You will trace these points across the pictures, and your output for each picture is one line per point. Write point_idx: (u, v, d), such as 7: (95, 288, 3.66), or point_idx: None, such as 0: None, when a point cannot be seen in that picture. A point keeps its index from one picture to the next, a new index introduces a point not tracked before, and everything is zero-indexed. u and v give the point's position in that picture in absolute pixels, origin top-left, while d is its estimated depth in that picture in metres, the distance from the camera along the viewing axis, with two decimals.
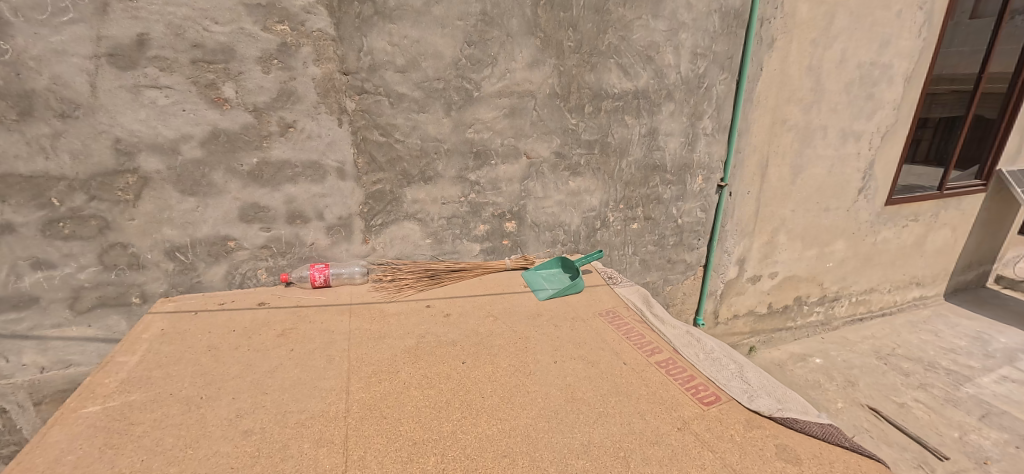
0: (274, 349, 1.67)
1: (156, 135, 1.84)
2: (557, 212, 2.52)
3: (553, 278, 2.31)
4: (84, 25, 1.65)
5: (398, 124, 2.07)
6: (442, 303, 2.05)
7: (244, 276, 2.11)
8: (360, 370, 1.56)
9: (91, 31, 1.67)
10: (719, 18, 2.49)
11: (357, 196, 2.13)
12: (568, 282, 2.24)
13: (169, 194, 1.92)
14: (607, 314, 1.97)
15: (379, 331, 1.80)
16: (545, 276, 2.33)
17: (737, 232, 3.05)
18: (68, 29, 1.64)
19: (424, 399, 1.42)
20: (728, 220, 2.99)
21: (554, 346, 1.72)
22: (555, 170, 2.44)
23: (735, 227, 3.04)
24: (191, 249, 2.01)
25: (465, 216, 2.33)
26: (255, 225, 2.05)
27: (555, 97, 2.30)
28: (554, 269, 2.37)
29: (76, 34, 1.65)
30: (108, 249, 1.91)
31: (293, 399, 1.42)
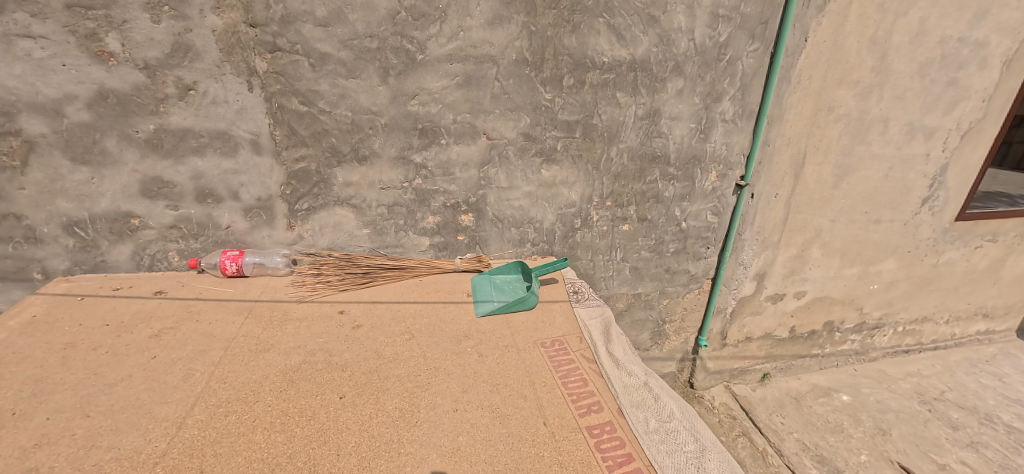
0: (136, 355, 1.43)
1: (36, 93, 1.54)
2: (526, 206, 2.11)
3: (506, 287, 1.92)
4: None
5: (322, 90, 1.71)
6: (361, 309, 1.73)
7: (153, 258, 1.84)
8: (215, 397, 1.30)
9: None
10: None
11: (277, 175, 1.80)
12: (520, 294, 1.86)
13: (58, 163, 1.64)
14: (549, 346, 1.60)
15: (267, 341, 1.53)
16: (499, 283, 1.94)
17: (757, 242, 2.52)
18: None
19: (265, 452, 1.15)
20: (746, 227, 2.46)
21: (463, 389, 1.39)
22: (523, 155, 2.02)
23: (756, 236, 2.50)
24: (91, 225, 1.75)
25: (410, 205, 1.97)
26: (160, 203, 1.76)
27: (523, 64, 1.87)
28: (512, 274, 1.97)
29: None
30: (0, 220, 1.67)
31: (114, 431, 1.18)
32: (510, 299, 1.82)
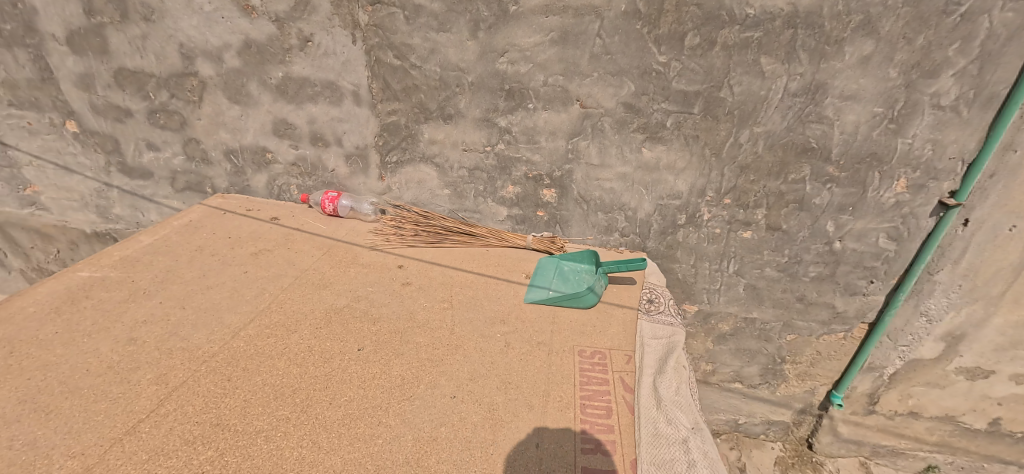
0: (235, 266, 1.71)
1: (205, 41, 1.84)
2: (618, 189, 1.83)
3: (572, 276, 1.72)
4: None
5: (414, 44, 1.69)
6: (419, 267, 1.75)
7: (280, 188, 2.13)
8: (269, 318, 1.49)
9: None
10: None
11: (372, 126, 1.87)
12: (581, 287, 1.64)
13: (220, 100, 1.95)
14: (587, 357, 1.38)
15: (329, 280, 1.67)
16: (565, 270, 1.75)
17: (958, 291, 1.79)
18: None
19: (278, 379, 1.29)
20: (940, 266, 1.77)
21: (470, 377, 1.31)
22: (622, 129, 1.72)
23: (956, 283, 1.78)
24: (240, 154, 2.07)
25: (491, 171, 1.88)
26: (285, 142, 1.99)
27: (634, 17, 1.54)
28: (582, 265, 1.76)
29: None
30: (188, 143, 2.10)
31: (193, 325, 1.45)
32: (568, 290, 1.63)
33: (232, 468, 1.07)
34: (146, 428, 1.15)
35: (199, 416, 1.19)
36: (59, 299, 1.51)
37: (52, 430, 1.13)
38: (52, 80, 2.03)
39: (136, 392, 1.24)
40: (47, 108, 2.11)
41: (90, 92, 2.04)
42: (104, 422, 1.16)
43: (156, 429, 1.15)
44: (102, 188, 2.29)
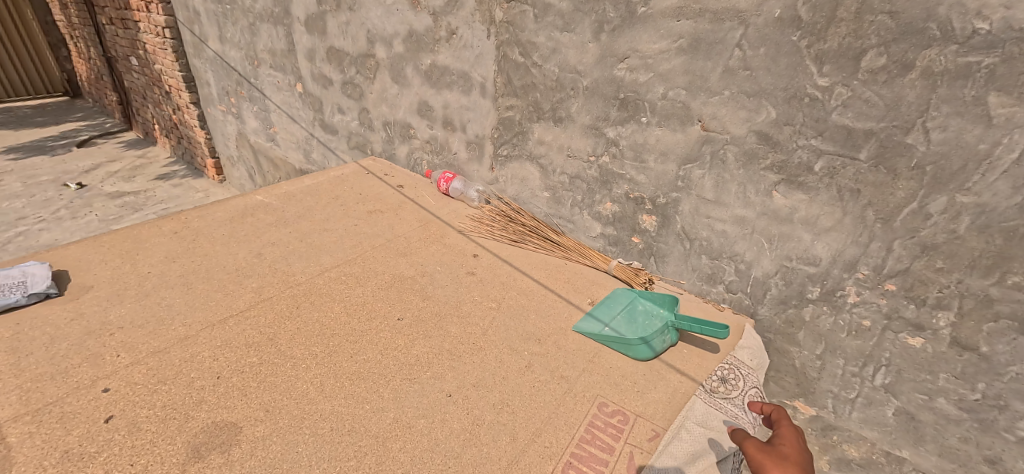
0: (352, 218, 1.98)
1: (383, 29, 2.15)
2: (731, 234, 1.50)
3: (640, 318, 1.48)
4: None
5: (538, 43, 1.67)
6: (491, 262, 1.76)
7: (414, 161, 2.38)
8: (350, 267, 1.68)
9: None
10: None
11: (492, 118, 1.94)
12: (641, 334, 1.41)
13: (385, 79, 2.28)
14: (606, 413, 1.18)
15: (410, 249, 1.80)
16: (636, 311, 1.51)
17: None
18: None
19: (328, 320, 1.45)
20: None
21: (474, 382, 1.25)
22: (749, 163, 1.39)
23: None
24: (393, 127, 2.38)
25: (591, 183, 1.75)
26: (424, 122, 2.21)
27: (791, 27, 1.21)
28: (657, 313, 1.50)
29: None
30: (361, 111, 2.51)
31: (300, 255, 1.74)
32: (624, 334, 1.41)
33: (258, 377, 1.26)
34: (229, 322, 1.43)
35: (263, 326, 1.42)
36: (238, 211, 1.99)
37: (184, 302, 1.51)
38: (292, 52, 2.72)
39: (240, 292, 1.55)
40: (287, 72, 2.86)
41: (312, 63, 2.63)
42: (210, 308, 1.49)
43: (233, 325, 1.42)
44: (308, 137, 3.01)
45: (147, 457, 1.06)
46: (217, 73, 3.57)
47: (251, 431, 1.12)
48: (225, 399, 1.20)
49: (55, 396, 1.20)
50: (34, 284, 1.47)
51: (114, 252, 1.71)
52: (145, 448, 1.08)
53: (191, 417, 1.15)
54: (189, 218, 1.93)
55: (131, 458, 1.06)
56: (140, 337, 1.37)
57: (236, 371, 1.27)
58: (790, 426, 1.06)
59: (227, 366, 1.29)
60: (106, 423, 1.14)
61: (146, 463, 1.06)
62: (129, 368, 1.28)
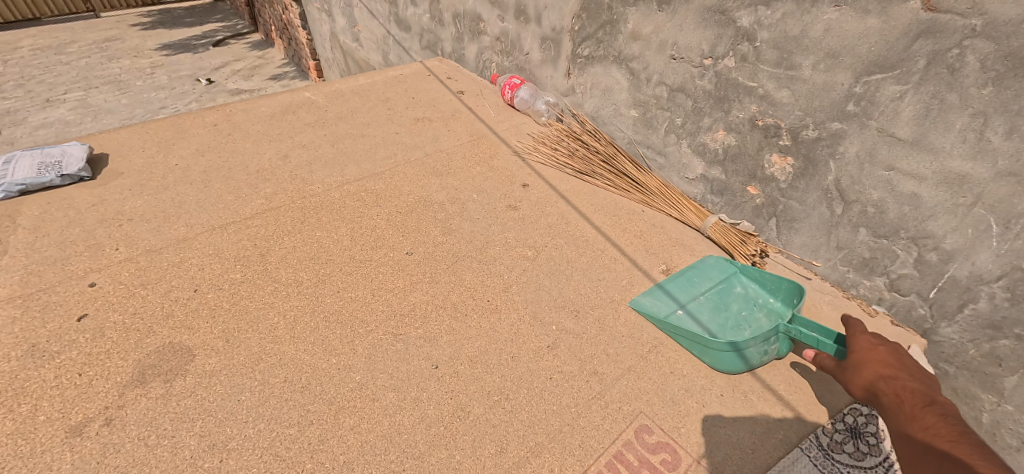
0: (395, 125, 1.68)
1: None
2: (928, 200, 0.89)
3: (734, 307, 1.01)
4: None
5: None
6: (544, 197, 1.35)
7: (483, 65, 1.96)
8: (374, 183, 1.41)
9: None
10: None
11: (574, 3, 1.42)
12: (730, 332, 0.95)
13: None
14: (645, 444, 0.79)
15: (449, 169, 1.46)
16: (730, 296, 1.03)
17: None
18: None
19: (328, 243, 1.21)
20: None
21: (472, 356, 0.92)
22: (1009, 74, 0.75)
23: None
24: (462, 20, 1.96)
25: (700, 101, 1.20)
26: (495, 11, 1.75)
27: None
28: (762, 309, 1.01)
29: None
30: (432, 0, 2.11)
31: (326, 163, 1.51)
32: (703, 328, 0.96)
33: (233, 298, 1.07)
34: (229, 229, 1.26)
35: (261, 240, 1.23)
36: (281, 108, 1.80)
37: (196, 201, 1.37)
38: None
39: (252, 197, 1.38)
40: None
41: None
42: (219, 210, 1.33)
43: (232, 234, 1.25)
44: (385, 35, 2.72)
45: (95, 369, 0.93)
46: None
47: (201, 363, 0.93)
48: (191, 318, 1.03)
49: (48, 283, 1.13)
50: (68, 165, 1.42)
51: (155, 139, 1.64)
52: (98, 359, 0.96)
53: (153, 332, 1.00)
54: (234, 111, 1.79)
55: (81, 367, 0.94)
56: (144, 233, 1.27)
57: (214, 287, 1.10)
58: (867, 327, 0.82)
59: (209, 279, 1.12)
60: (77, 322, 1.04)
61: (92, 376, 0.93)
62: (121, 265, 1.17)
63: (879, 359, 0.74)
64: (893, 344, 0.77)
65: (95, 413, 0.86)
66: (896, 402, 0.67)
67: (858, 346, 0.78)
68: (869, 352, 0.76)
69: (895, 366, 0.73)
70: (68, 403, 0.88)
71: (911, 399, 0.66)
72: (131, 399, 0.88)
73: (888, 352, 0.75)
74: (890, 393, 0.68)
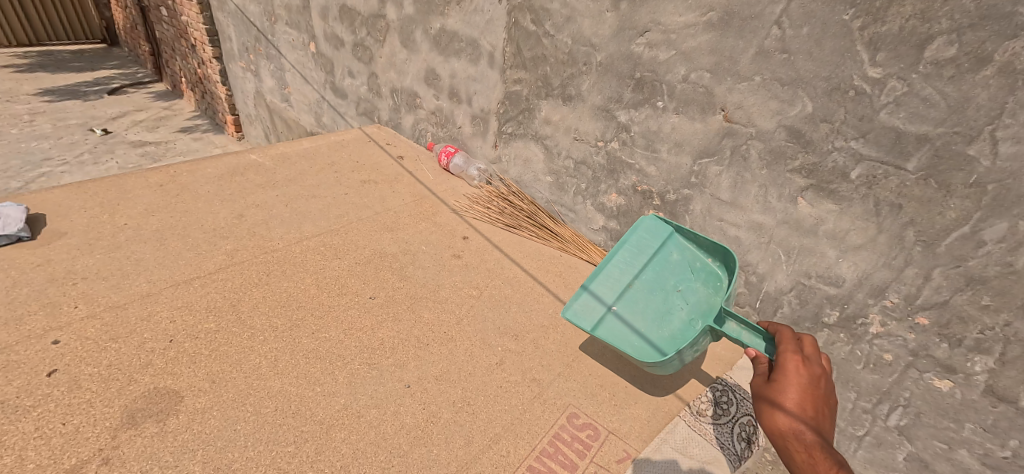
0: (343, 187, 1.89)
1: None
2: (746, 241, 1.34)
3: (670, 282, 1.33)
4: None
5: (552, 10, 1.52)
6: (481, 246, 1.64)
7: (418, 133, 2.26)
8: (331, 238, 1.61)
9: None
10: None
11: (498, 92, 1.79)
12: (662, 318, 1.27)
13: (394, 43, 2.14)
14: (575, 425, 1.07)
15: (397, 225, 1.70)
16: (665, 269, 1.35)
17: None
18: None
19: (297, 292, 1.38)
20: None
21: (437, 375, 1.15)
22: (775, 163, 1.21)
23: None
24: (399, 94, 2.26)
25: (597, 171, 1.60)
26: (431, 91, 2.08)
27: (843, 3, 1.02)
28: (691, 274, 1.33)
29: None
30: (370, 75, 2.39)
31: (283, 221, 1.67)
32: (639, 318, 1.28)
33: (212, 345, 1.19)
34: (195, 284, 1.37)
35: (229, 292, 1.36)
36: (228, 169, 1.93)
37: (154, 258, 1.45)
38: (307, 9, 2.62)
39: (212, 253, 1.49)
40: (300, 30, 2.76)
41: (326, 22, 2.52)
42: (181, 266, 1.43)
43: (200, 288, 1.36)
44: (319, 100, 2.92)
45: (80, 418, 1.00)
46: (239, 28, 3.52)
47: (191, 402, 1.05)
48: (172, 365, 1.13)
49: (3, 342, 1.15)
50: (5, 225, 1.42)
51: (97, 199, 1.67)
52: (80, 409, 1.02)
53: (134, 380, 1.09)
54: (178, 172, 1.87)
55: (64, 416, 1.00)
56: (102, 290, 1.32)
57: (189, 336, 1.21)
58: (796, 358, 0.92)
59: (182, 330, 1.23)
60: (47, 376, 1.08)
61: (78, 424, 0.99)
62: (83, 322, 1.22)
63: (800, 405, 0.84)
64: (812, 382, 0.88)
65: (90, 455, 0.94)
66: (808, 454, 0.81)
67: (784, 387, 0.88)
68: (794, 393, 0.86)
69: (810, 411, 0.84)
70: (58, 450, 0.94)
71: (819, 456, 0.80)
72: (125, 439, 0.97)
73: (808, 392, 0.87)
74: (806, 448, 0.81)
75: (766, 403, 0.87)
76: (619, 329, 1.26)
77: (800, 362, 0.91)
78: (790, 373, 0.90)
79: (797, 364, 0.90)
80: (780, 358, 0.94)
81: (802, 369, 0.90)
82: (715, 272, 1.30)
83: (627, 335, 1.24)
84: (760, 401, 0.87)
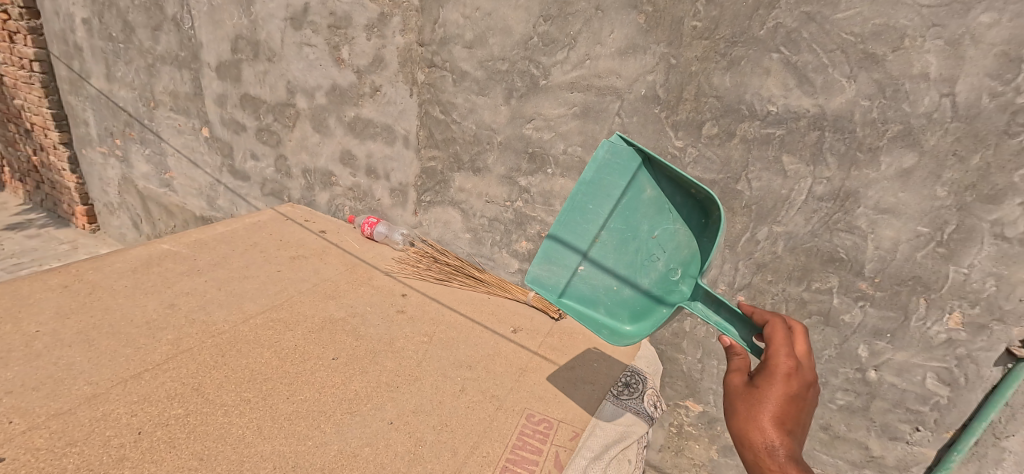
0: (274, 265, 2.00)
1: (304, 81, 2.25)
2: None
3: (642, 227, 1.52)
4: None
5: (457, 103, 1.93)
6: (420, 300, 1.89)
7: (335, 208, 2.44)
8: (277, 313, 1.71)
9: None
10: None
11: (414, 168, 2.12)
12: (631, 271, 1.54)
13: (306, 128, 2.34)
14: (533, 422, 1.39)
15: (338, 292, 1.87)
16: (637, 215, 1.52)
17: None
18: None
19: (259, 365, 1.47)
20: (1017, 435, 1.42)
21: (414, 409, 1.37)
22: None
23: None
24: (312, 173, 2.44)
25: (508, 225, 1.99)
26: (347, 169, 2.31)
27: (654, 102, 1.58)
28: (664, 214, 1.47)
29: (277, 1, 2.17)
30: (278, 157, 2.52)
31: (221, 304, 1.73)
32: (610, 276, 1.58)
33: (188, 428, 1.24)
34: (145, 377, 1.38)
35: (186, 378, 1.40)
36: (141, 261, 1.91)
37: (86, 360, 1.41)
38: (200, 97, 2.68)
39: (154, 345, 1.50)
40: (191, 116, 2.78)
41: (223, 109, 2.61)
42: (123, 363, 1.42)
43: (152, 380, 1.37)
44: (213, 182, 2.91)
45: None
46: (100, 113, 3.31)
47: None
48: (151, 454, 1.16)
49: None
50: None
51: None
52: None
53: None
54: (82, 271, 1.80)
55: None
56: (36, 400, 1.27)
57: (159, 425, 1.24)
58: (785, 370, 0.97)
59: (149, 421, 1.25)
60: None
61: None
62: (27, 435, 1.17)
63: (776, 417, 0.92)
64: (799, 392, 0.95)
65: None
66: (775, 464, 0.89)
67: (766, 389, 0.96)
68: (772, 407, 0.93)
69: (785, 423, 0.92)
70: None
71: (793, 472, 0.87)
72: None
73: (788, 404, 0.94)
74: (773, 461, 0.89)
75: (744, 409, 0.96)
76: (592, 287, 1.61)
77: (792, 367, 0.98)
78: (777, 384, 0.96)
79: (785, 377, 0.96)
80: (771, 366, 0.99)
81: (790, 382, 0.96)
82: (690, 210, 1.43)
83: (600, 292, 1.60)
84: (742, 402, 0.97)
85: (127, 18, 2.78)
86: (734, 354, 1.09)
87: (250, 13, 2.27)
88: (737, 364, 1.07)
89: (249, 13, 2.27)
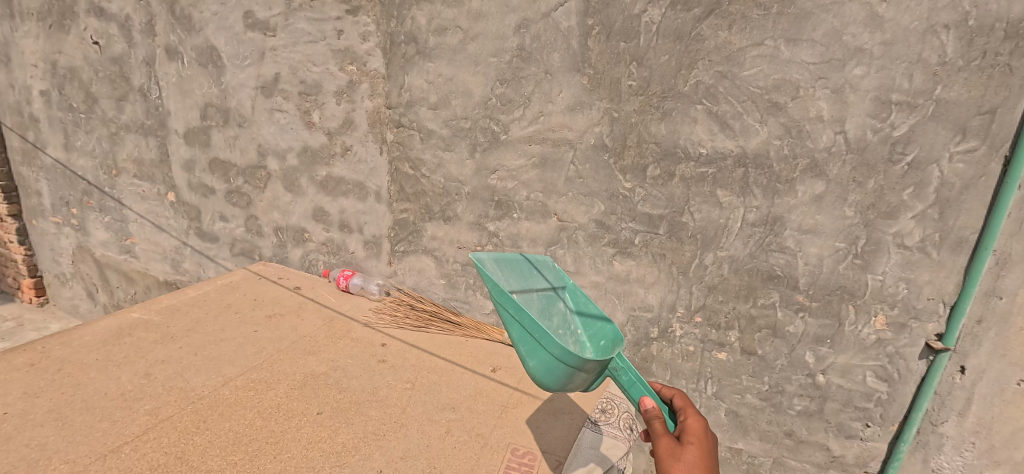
0: (250, 326, 2.01)
1: (275, 145, 2.35)
2: (592, 296, 2.01)
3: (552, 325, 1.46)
4: (253, 68, 2.29)
5: (425, 159, 2.08)
6: (399, 348, 1.95)
7: (310, 264, 2.50)
8: (257, 373, 1.72)
9: (255, 72, 2.29)
10: (964, 26, 1.29)
11: (387, 220, 2.24)
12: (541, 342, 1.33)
13: (278, 189, 2.43)
14: (518, 455, 1.45)
15: (318, 347, 1.90)
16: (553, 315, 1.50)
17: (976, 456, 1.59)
18: (246, 70, 2.31)
19: (243, 426, 1.47)
20: (946, 422, 1.60)
21: (403, 455, 1.41)
22: (594, 242, 1.92)
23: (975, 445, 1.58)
24: (285, 232, 2.50)
25: None
26: (320, 226, 2.39)
27: (602, 149, 1.78)
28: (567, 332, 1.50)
29: (248, 73, 2.31)
30: (249, 218, 2.57)
31: (197, 370, 1.72)
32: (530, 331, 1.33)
33: None
34: (124, 450, 1.34)
35: (168, 446, 1.37)
36: (110, 333, 1.88)
37: (59, 438, 1.36)
38: (166, 163, 2.72)
39: (131, 417, 1.47)
40: (157, 182, 2.80)
41: (192, 174, 2.65)
42: (98, 439, 1.38)
43: (131, 452, 1.34)
44: (179, 246, 2.89)
45: None
46: (55, 183, 3.26)
47: None
48: None
49: None
50: None
51: None
52: None
53: None
54: (49, 348, 1.76)
55: None
56: None
57: None
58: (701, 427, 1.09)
59: None
60: None
61: None
62: None
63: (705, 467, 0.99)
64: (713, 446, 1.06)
65: None
66: None
67: (692, 449, 1.02)
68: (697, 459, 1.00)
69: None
70: None
71: None
72: None
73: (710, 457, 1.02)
74: None
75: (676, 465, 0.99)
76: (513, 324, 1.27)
77: (704, 429, 1.08)
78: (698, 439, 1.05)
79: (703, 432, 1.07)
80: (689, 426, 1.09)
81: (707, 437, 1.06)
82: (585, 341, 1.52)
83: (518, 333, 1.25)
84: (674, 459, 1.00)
85: (90, 90, 2.83)
86: (652, 416, 1.08)
87: (221, 84, 2.39)
88: (656, 428, 1.07)
89: (220, 85, 2.39)
